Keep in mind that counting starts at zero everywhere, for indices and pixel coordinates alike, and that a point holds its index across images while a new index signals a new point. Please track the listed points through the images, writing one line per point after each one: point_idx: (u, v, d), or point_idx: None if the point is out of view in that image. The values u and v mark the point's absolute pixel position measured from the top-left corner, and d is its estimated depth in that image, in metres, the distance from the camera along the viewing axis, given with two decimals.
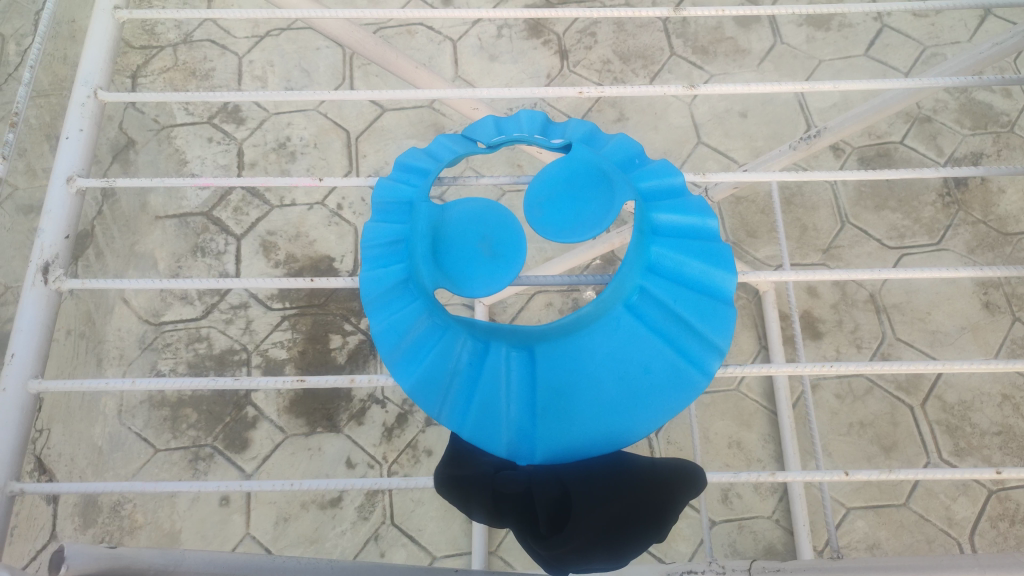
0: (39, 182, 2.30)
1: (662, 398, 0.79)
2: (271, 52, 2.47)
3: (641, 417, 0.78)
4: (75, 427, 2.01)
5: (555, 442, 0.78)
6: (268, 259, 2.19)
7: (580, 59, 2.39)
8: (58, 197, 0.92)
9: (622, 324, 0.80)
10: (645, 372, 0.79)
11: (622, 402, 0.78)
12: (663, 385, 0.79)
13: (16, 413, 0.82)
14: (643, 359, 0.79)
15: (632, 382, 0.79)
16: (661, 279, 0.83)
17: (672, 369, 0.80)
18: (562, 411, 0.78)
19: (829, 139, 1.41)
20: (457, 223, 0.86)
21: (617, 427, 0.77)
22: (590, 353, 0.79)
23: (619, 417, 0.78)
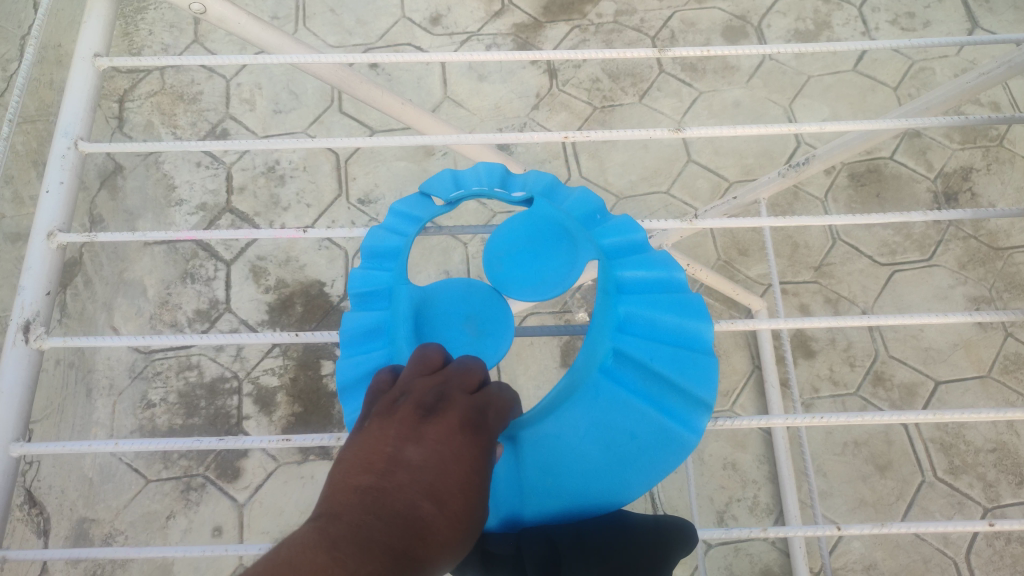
0: (26, 210, 2.29)
1: (651, 461, 0.79)
2: (259, 74, 2.46)
3: (630, 481, 0.78)
4: (65, 459, 1.99)
5: (545, 513, 0.79)
6: (258, 285, 2.18)
7: (569, 78, 2.38)
8: (39, 253, 0.90)
9: (600, 391, 0.80)
10: (631, 438, 0.79)
11: (610, 471, 0.78)
12: (651, 448, 0.79)
13: None
14: (629, 426, 0.79)
15: (616, 448, 0.79)
16: (637, 340, 0.83)
17: (659, 430, 0.79)
18: (549, 487, 0.78)
19: (818, 166, 1.39)
20: (440, 305, 0.86)
21: (606, 493, 0.78)
22: (571, 427, 0.79)
23: (609, 482, 0.78)
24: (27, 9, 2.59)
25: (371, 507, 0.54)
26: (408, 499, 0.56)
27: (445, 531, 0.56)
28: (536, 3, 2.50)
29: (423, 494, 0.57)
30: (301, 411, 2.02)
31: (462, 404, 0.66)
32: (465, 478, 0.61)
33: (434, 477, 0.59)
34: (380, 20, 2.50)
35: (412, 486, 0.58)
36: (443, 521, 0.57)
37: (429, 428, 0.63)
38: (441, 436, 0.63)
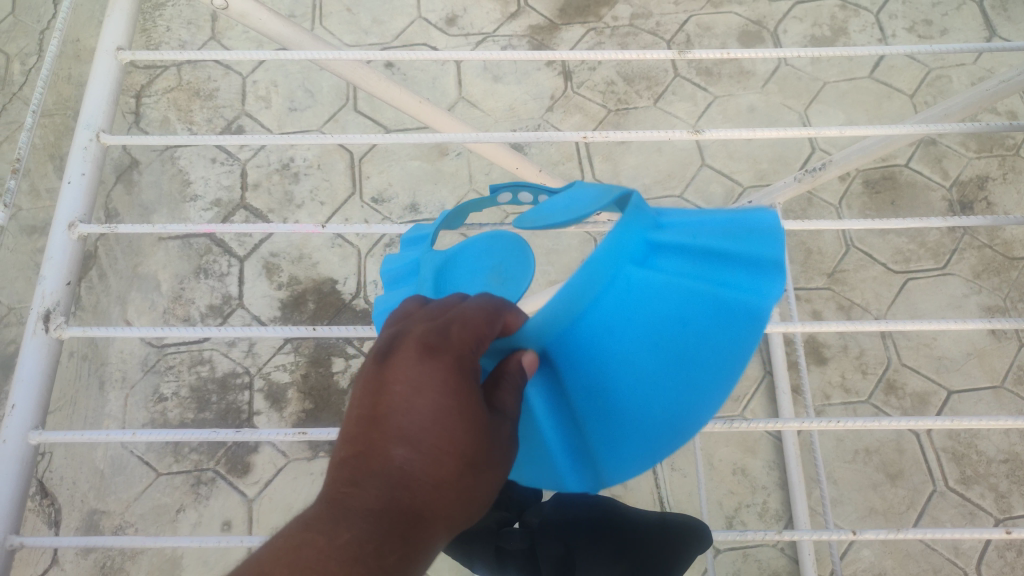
0: (42, 203, 2.31)
1: (716, 348, 0.68)
2: (276, 72, 2.47)
3: (696, 377, 0.67)
4: (77, 451, 2.00)
5: (607, 439, 0.71)
6: (271, 281, 2.19)
7: (584, 80, 2.38)
8: (60, 243, 0.91)
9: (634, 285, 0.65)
10: (685, 327, 0.67)
11: (683, 378, 0.67)
12: (710, 333, 0.68)
13: (16, 467, 0.82)
14: (678, 316, 0.67)
15: (671, 348, 0.67)
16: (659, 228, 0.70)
17: (717, 311, 0.68)
18: (604, 409, 0.68)
19: (834, 172, 1.38)
20: (463, 265, 0.85)
21: (670, 400, 0.67)
22: (606, 335, 0.64)
23: (670, 387, 0.67)
24: (47, 4, 2.61)
25: (355, 478, 0.59)
26: (385, 459, 0.60)
27: (433, 474, 0.60)
28: (552, 6, 2.51)
29: (399, 448, 0.60)
30: (311, 408, 2.02)
31: (421, 335, 0.64)
32: (447, 407, 0.61)
33: (412, 422, 0.61)
34: (397, 19, 2.51)
35: (390, 440, 0.60)
36: (430, 464, 0.60)
37: (402, 365, 0.63)
38: (418, 369, 0.62)
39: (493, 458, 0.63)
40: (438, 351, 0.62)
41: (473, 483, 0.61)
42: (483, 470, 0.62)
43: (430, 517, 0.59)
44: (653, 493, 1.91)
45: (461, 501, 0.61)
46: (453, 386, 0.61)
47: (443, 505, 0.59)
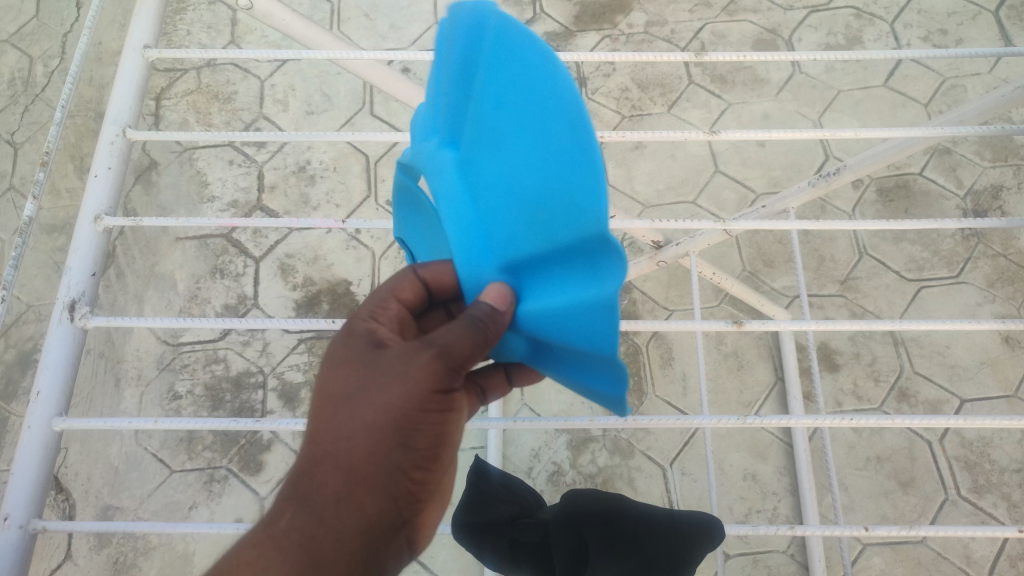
0: (62, 203, 2.35)
1: (529, 78, 0.56)
2: (294, 76, 2.50)
3: (541, 102, 0.55)
4: (92, 447, 2.03)
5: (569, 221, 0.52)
6: (286, 282, 2.21)
7: (598, 87, 2.40)
8: (86, 235, 0.93)
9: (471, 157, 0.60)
10: (501, 109, 0.58)
11: (528, 115, 0.55)
12: (516, 86, 0.57)
13: (40, 453, 0.84)
14: (497, 117, 0.58)
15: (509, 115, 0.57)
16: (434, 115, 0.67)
17: (505, 79, 0.58)
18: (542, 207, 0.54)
19: (848, 177, 1.37)
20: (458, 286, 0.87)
21: (554, 119, 0.53)
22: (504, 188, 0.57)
23: (545, 123, 0.54)
24: (71, 8, 2.66)
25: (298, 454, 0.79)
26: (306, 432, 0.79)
27: (315, 425, 0.75)
28: (567, 13, 2.53)
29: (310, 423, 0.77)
30: None
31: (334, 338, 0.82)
32: (324, 367, 0.77)
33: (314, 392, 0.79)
34: (413, 25, 2.54)
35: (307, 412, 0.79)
36: (319, 417, 0.75)
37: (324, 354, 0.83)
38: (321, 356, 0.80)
39: (373, 384, 0.73)
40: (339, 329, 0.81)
41: (349, 418, 0.73)
42: (358, 398, 0.73)
43: (315, 461, 0.74)
44: (664, 498, 1.91)
45: (347, 434, 0.73)
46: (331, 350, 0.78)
47: (324, 446, 0.74)
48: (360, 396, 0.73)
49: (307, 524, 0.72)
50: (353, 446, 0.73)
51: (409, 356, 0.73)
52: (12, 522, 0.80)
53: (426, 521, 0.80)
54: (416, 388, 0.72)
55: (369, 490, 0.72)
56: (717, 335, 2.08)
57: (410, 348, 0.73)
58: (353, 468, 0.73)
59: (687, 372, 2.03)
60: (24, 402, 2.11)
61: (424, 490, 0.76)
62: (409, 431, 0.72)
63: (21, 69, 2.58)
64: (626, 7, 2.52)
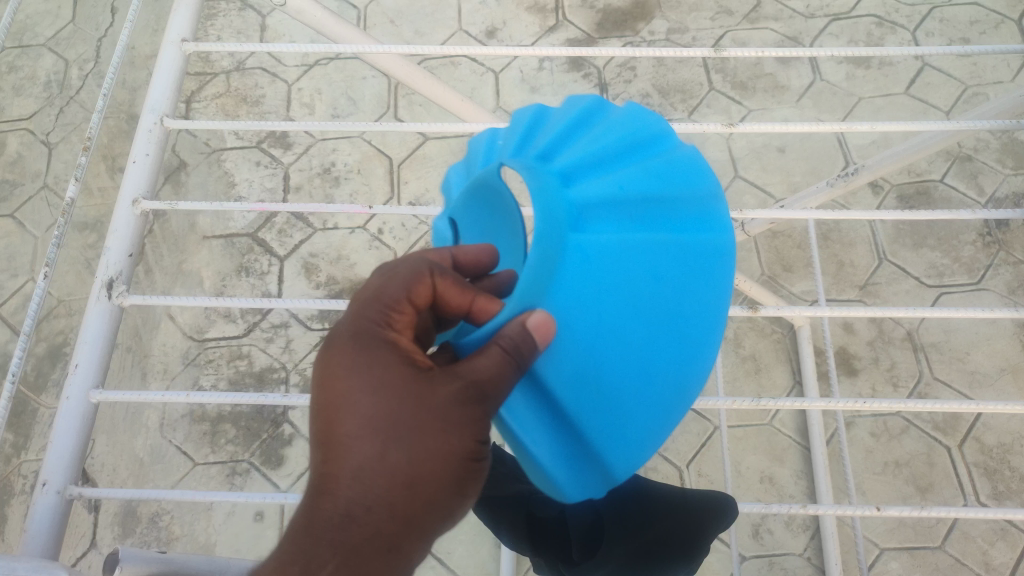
0: (94, 202, 2.41)
1: (692, 341, 0.68)
2: (320, 80, 2.56)
3: (669, 358, 0.66)
4: (118, 438, 2.07)
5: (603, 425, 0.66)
6: (309, 280, 2.25)
7: (619, 92, 2.43)
8: (124, 218, 0.97)
9: (591, 250, 0.65)
10: (655, 281, 0.66)
11: (648, 320, 0.65)
12: (674, 304, 0.67)
13: (77, 422, 0.87)
14: (647, 272, 0.66)
15: (652, 303, 0.66)
16: (593, 176, 0.71)
17: (679, 287, 0.67)
18: (597, 391, 0.65)
19: (867, 177, 1.38)
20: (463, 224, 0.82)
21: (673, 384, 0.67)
22: (590, 318, 0.64)
23: (660, 364, 0.66)
24: (105, 13, 2.73)
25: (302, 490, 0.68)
26: (314, 466, 0.68)
27: (355, 463, 0.65)
28: (589, 20, 2.56)
29: (333, 457, 0.66)
30: None
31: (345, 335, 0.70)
32: (352, 395, 0.67)
33: (326, 420, 0.68)
34: (438, 31, 2.58)
35: (315, 436, 0.68)
36: (353, 453, 0.66)
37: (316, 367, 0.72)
38: (344, 361, 0.69)
39: (423, 421, 0.66)
40: (340, 331, 0.71)
41: (405, 458, 0.65)
42: (415, 450, 0.66)
43: (359, 507, 0.65)
44: None
45: (396, 481, 0.65)
46: (353, 367, 0.68)
47: (373, 490, 0.65)
48: (414, 435, 0.66)
49: None
50: (412, 495, 0.66)
51: (466, 405, 0.66)
52: (50, 488, 0.83)
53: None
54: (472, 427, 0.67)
55: (419, 536, 0.67)
56: (735, 337, 2.09)
57: (462, 392, 0.65)
58: (405, 512, 0.66)
59: None
60: (53, 394, 2.16)
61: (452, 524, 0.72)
62: (462, 478, 0.68)
63: (57, 72, 2.65)
64: (648, 14, 2.55)
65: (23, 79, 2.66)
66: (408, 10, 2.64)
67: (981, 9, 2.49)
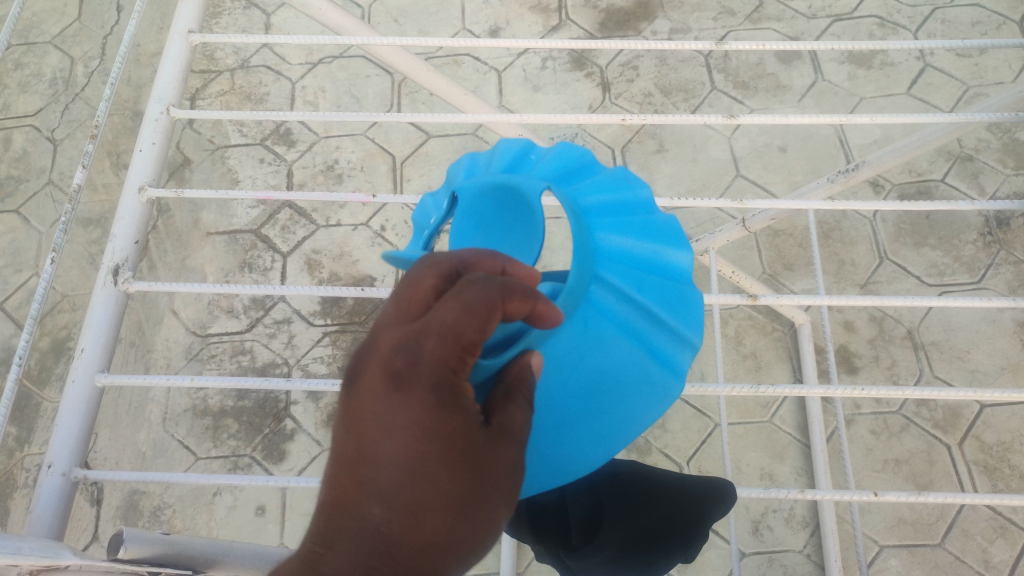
0: (99, 198, 2.42)
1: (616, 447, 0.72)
2: (324, 78, 2.57)
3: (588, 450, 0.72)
4: (121, 432, 2.08)
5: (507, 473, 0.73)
6: (312, 276, 2.25)
7: (621, 91, 2.44)
8: (130, 206, 0.98)
9: (591, 324, 0.71)
10: (617, 382, 0.72)
11: (588, 407, 0.71)
12: (624, 402, 0.72)
13: (84, 405, 0.88)
14: (616, 369, 0.72)
15: (603, 398, 0.71)
16: (620, 260, 0.75)
17: (638, 390, 0.73)
18: None
19: (867, 173, 1.38)
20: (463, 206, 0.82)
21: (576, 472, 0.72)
22: (545, 382, 0.71)
23: (580, 451, 0.71)
24: (111, 11, 2.75)
25: (337, 536, 0.60)
26: (360, 520, 0.60)
27: (419, 538, 0.60)
28: (592, 20, 2.57)
29: (393, 520, 0.59)
30: None
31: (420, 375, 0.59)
32: (422, 461, 0.60)
33: (387, 478, 0.60)
34: (441, 30, 2.60)
35: (364, 483, 0.60)
36: (420, 523, 0.60)
37: (369, 401, 0.61)
38: (417, 411, 0.59)
39: (486, 493, 0.62)
40: (402, 366, 0.60)
41: (468, 535, 0.61)
42: (479, 526, 0.62)
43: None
44: None
45: (457, 555, 0.61)
46: (429, 432, 0.59)
47: (435, 563, 0.60)
48: (482, 511, 0.62)
49: None
50: (463, 567, 0.62)
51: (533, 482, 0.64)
52: (55, 470, 0.84)
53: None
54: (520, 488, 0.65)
55: None
56: (736, 335, 2.10)
57: None
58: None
59: (706, 372, 2.05)
60: (56, 388, 2.17)
61: None
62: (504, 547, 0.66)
63: (62, 69, 2.67)
64: (650, 14, 2.57)
65: (29, 76, 2.67)
66: (412, 9, 2.65)
67: (983, 10, 2.49)
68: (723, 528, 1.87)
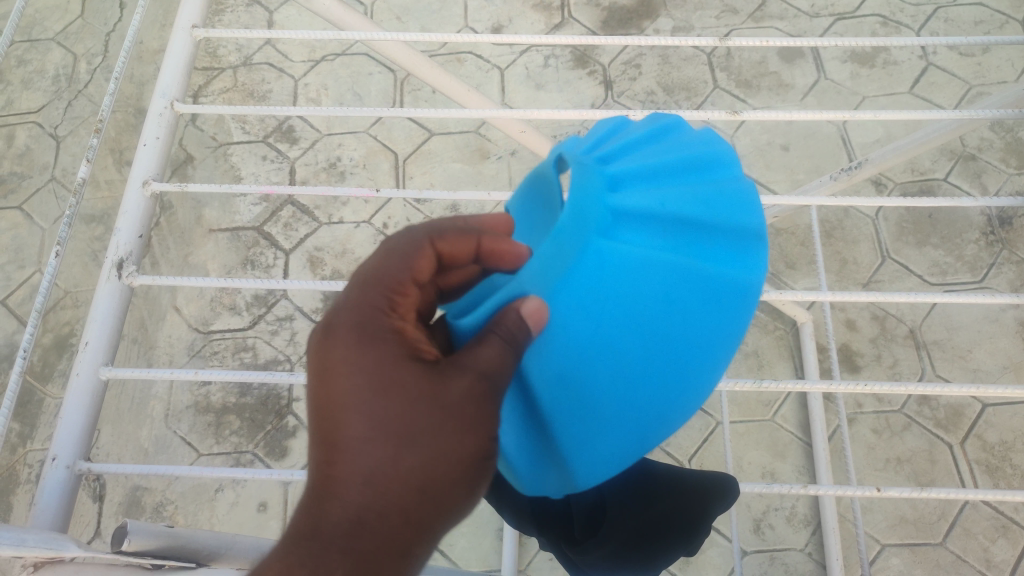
0: (101, 194, 2.43)
1: (691, 365, 0.70)
2: (326, 76, 2.57)
3: (655, 383, 0.68)
4: (123, 429, 2.08)
5: (580, 434, 0.70)
6: (314, 274, 2.25)
7: (624, 90, 2.43)
8: (134, 199, 0.98)
9: (610, 256, 0.66)
10: (667, 298, 0.68)
11: (642, 335, 0.67)
12: (683, 312, 0.69)
13: (87, 398, 0.88)
14: (663, 286, 0.68)
15: (655, 322, 0.67)
16: (640, 188, 0.73)
17: (698, 300, 0.69)
18: (576, 401, 0.68)
19: (870, 171, 1.38)
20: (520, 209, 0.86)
21: (654, 404, 0.69)
22: (583, 325, 0.66)
23: (650, 383, 0.68)
24: (114, 8, 2.76)
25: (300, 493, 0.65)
26: (314, 471, 0.65)
27: (365, 470, 0.63)
28: (595, 18, 2.57)
29: (337, 460, 0.63)
30: None
31: (357, 314, 0.69)
32: (377, 422, 0.64)
33: (328, 423, 0.65)
34: (444, 28, 2.60)
35: (314, 438, 0.66)
36: (362, 455, 0.63)
37: (313, 362, 0.69)
38: (347, 352, 0.67)
39: (445, 454, 0.65)
40: (360, 331, 0.67)
41: (417, 463, 0.63)
42: (426, 450, 0.64)
43: (370, 512, 0.62)
44: None
45: (409, 484, 0.63)
46: (358, 369, 0.65)
47: (386, 496, 0.63)
48: (428, 436, 0.64)
49: None
50: (423, 500, 0.64)
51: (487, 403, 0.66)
52: (59, 463, 0.84)
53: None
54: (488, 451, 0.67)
55: (431, 543, 0.65)
56: None
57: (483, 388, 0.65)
58: (414, 551, 0.64)
59: None
60: (59, 385, 2.18)
61: None
62: (478, 480, 0.67)
63: (65, 66, 2.67)
64: (653, 13, 2.57)
65: (32, 72, 2.67)
66: (415, 7, 2.65)
67: (986, 9, 2.49)
68: (725, 526, 1.87)
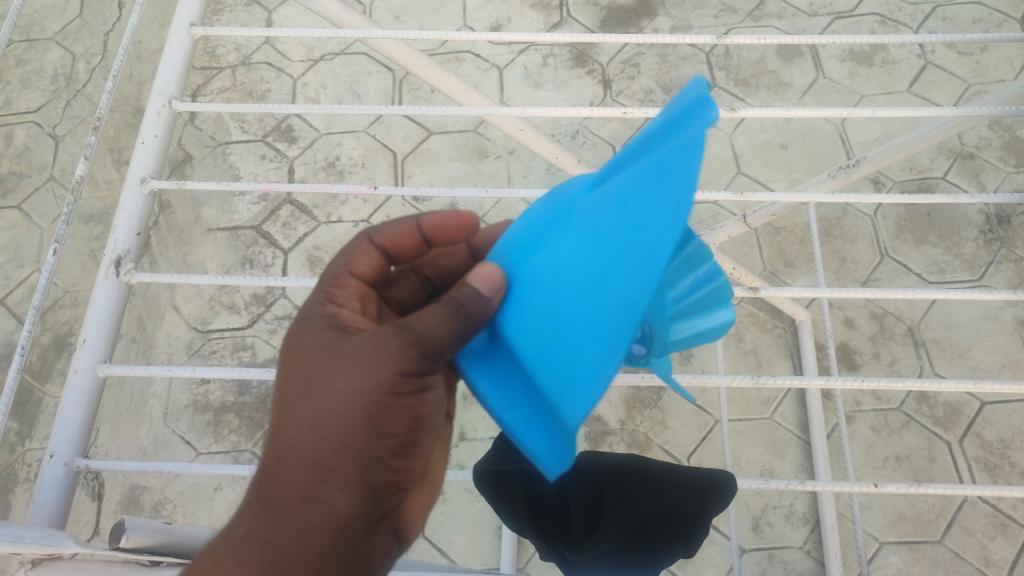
0: (100, 193, 2.43)
1: (636, 247, 0.52)
2: (325, 75, 2.57)
3: (610, 286, 0.54)
4: (122, 428, 2.08)
5: (554, 376, 0.59)
6: (313, 272, 2.25)
7: (623, 89, 2.44)
8: (133, 197, 0.98)
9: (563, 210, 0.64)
10: (620, 202, 0.56)
11: (594, 245, 0.57)
12: (634, 201, 0.55)
13: (86, 396, 0.89)
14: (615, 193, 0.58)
15: (605, 229, 0.56)
16: None
17: (647, 179, 0.54)
18: (545, 341, 0.60)
19: (868, 168, 1.38)
20: None
21: (612, 305, 0.53)
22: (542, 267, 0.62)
23: (603, 284, 0.55)
24: (113, 8, 2.76)
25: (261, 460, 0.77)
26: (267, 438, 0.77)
27: (280, 423, 0.73)
28: (593, 17, 2.57)
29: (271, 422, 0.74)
30: None
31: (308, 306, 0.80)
32: (293, 385, 0.73)
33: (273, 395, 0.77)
34: (443, 27, 2.60)
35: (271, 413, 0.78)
36: (281, 409, 0.73)
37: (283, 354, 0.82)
38: (292, 334, 0.79)
39: (341, 400, 0.71)
40: (301, 320, 0.79)
41: (313, 408, 0.71)
42: (323, 390, 0.72)
43: (278, 457, 0.72)
44: None
45: (308, 427, 0.71)
46: (292, 345, 0.77)
47: (292, 442, 0.71)
48: (325, 382, 0.72)
49: (266, 529, 0.70)
50: (319, 440, 0.71)
51: (383, 342, 0.71)
52: (57, 459, 0.85)
53: (409, 507, 0.78)
54: (387, 392, 0.70)
55: (336, 482, 0.70)
56: (737, 332, 2.10)
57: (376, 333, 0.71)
58: (321, 491, 0.70)
59: (706, 368, 2.05)
60: (58, 384, 2.18)
61: (407, 478, 0.74)
62: (379, 416, 0.71)
63: (64, 66, 2.67)
64: (652, 12, 2.57)
65: (30, 72, 2.67)
66: (413, 6, 2.65)
67: (984, 8, 2.49)
68: (723, 524, 1.87)
